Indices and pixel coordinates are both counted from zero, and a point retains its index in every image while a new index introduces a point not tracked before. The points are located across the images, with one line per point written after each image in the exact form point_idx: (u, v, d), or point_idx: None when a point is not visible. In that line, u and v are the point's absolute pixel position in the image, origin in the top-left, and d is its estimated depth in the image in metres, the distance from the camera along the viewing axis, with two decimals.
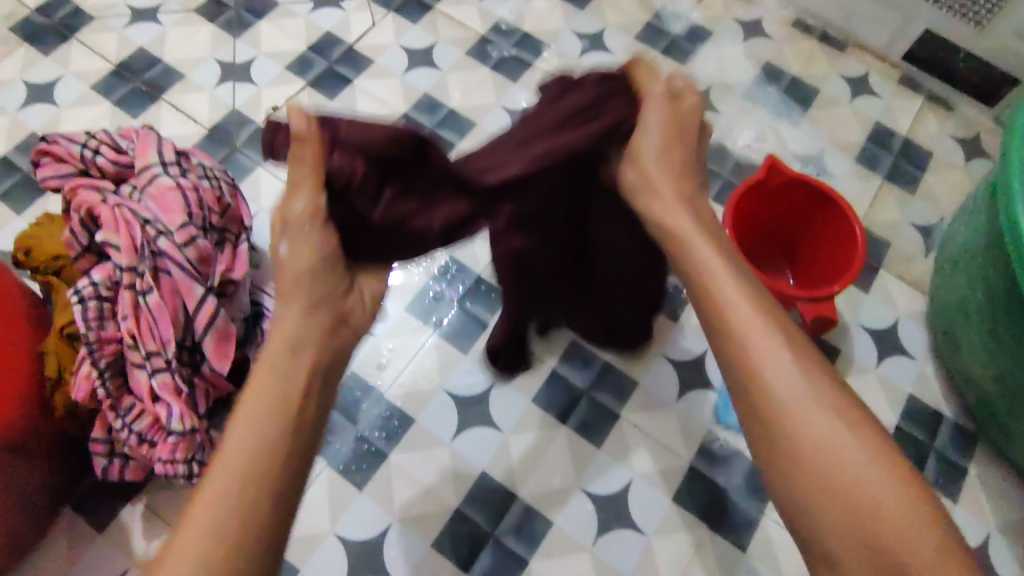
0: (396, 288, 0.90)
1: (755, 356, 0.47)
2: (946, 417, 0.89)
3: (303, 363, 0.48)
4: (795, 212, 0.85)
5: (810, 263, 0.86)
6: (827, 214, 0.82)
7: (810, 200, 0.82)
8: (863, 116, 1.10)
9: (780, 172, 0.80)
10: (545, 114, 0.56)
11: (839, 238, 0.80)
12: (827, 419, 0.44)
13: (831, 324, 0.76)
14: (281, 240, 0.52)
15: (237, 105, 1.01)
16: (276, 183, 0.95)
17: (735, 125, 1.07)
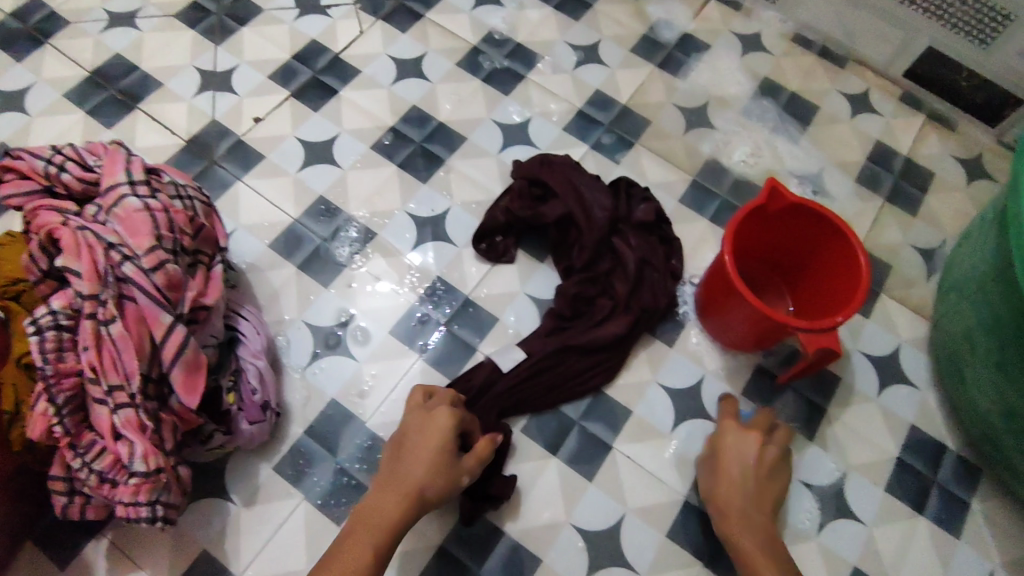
0: (380, 309, 0.86)
1: (726, 483, 0.74)
2: (948, 449, 0.86)
3: (433, 462, 0.69)
4: (797, 236, 0.82)
5: (811, 289, 0.83)
6: (829, 240, 0.79)
7: (812, 226, 0.79)
8: (863, 134, 1.07)
9: (782, 196, 0.77)
10: (580, 348, 0.83)
11: (843, 266, 0.77)
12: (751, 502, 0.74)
13: (834, 356, 0.73)
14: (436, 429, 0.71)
15: (216, 116, 0.97)
16: (256, 198, 0.91)
17: (731, 139, 1.04)
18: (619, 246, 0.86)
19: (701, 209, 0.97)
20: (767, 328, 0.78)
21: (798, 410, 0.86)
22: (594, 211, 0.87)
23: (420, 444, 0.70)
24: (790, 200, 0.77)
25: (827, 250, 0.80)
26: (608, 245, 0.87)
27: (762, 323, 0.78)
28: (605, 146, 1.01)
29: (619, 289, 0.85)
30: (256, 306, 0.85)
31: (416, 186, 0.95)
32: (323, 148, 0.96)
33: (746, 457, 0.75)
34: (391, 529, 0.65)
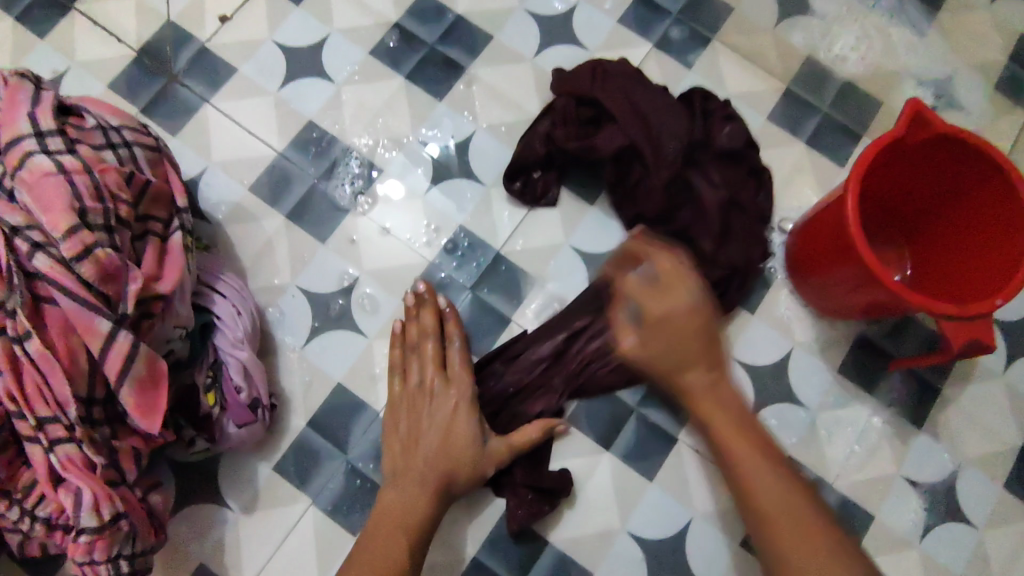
0: (391, 270, 0.69)
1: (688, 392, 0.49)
2: None
3: (443, 441, 0.60)
4: (936, 177, 0.61)
5: (941, 243, 0.64)
6: (985, 186, 0.58)
7: (962, 165, 0.59)
8: (1008, 23, 0.82)
9: (928, 124, 0.56)
10: None
11: (998, 223, 0.58)
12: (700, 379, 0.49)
13: (983, 347, 0.56)
14: (438, 394, 0.62)
15: (173, 16, 0.75)
16: (230, 128, 0.72)
17: (832, 26, 0.79)
18: (698, 187, 0.67)
19: (796, 129, 0.76)
20: (886, 302, 0.59)
21: (905, 392, 0.70)
22: (669, 139, 0.67)
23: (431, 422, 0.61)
24: (944, 128, 0.56)
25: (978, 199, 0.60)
26: (682, 186, 0.67)
27: (876, 297, 0.60)
28: (674, 43, 0.77)
29: (696, 244, 0.66)
30: (238, 268, 0.69)
31: (429, 105, 0.74)
32: (310, 55, 0.75)
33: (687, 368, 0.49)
34: (422, 524, 0.57)
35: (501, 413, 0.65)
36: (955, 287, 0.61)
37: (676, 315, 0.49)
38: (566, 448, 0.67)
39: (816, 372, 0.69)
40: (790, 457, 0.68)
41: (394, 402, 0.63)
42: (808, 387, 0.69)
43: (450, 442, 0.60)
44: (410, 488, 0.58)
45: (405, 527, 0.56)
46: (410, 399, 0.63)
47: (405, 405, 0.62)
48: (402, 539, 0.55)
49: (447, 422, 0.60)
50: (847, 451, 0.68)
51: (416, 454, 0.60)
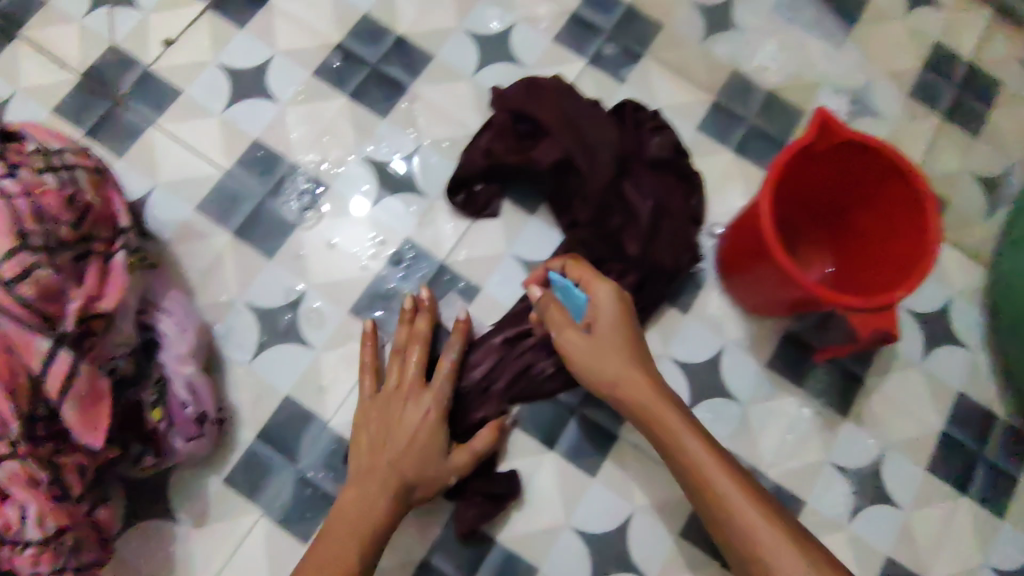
0: (337, 283, 0.71)
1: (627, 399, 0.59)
2: (998, 418, 0.76)
3: (409, 449, 0.61)
4: (850, 178, 0.66)
5: (858, 242, 0.68)
6: (891, 187, 0.63)
7: (869, 168, 0.63)
8: (920, 34, 0.87)
9: (833, 132, 0.60)
10: None
11: (903, 221, 0.62)
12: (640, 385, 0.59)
13: (888, 338, 0.62)
14: (411, 398, 0.64)
15: (118, 42, 0.77)
16: (175, 149, 0.74)
17: (754, 38, 0.84)
18: (629, 194, 0.70)
19: (724, 138, 0.80)
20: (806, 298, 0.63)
21: (831, 383, 0.74)
22: (601, 150, 0.70)
23: (404, 427, 0.62)
24: (848, 136, 0.60)
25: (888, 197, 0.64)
26: (614, 193, 0.70)
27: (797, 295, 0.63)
28: (607, 59, 0.81)
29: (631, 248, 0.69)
30: (185, 286, 0.70)
31: (372, 123, 0.77)
32: (254, 77, 0.77)
33: (634, 374, 0.59)
34: (375, 533, 0.59)
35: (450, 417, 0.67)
36: (868, 279, 0.65)
37: (605, 322, 0.60)
38: (515, 448, 0.69)
39: (747, 368, 0.73)
40: (725, 449, 0.71)
41: (366, 413, 0.64)
42: (741, 382, 0.73)
43: (415, 448, 0.61)
44: (372, 497, 0.60)
45: (357, 536, 0.58)
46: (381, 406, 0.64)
47: (377, 406, 0.64)
48: (353, 548, 0.57)
49: (414, 426, 0.62)
50: (778, 441, 0.72)
51: (379, 459, 0.61)
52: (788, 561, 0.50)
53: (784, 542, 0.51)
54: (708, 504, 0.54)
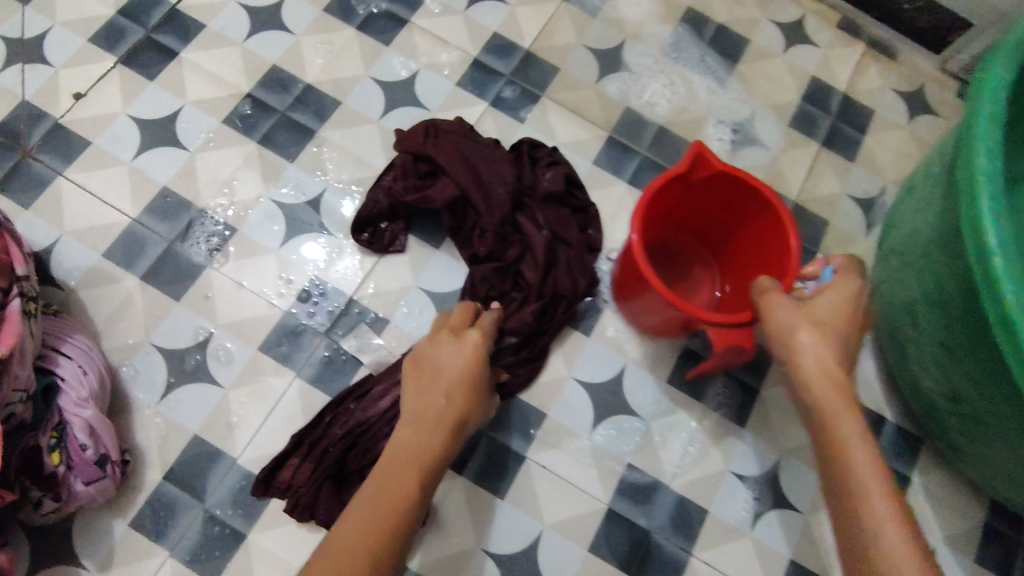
0: (246, 321, 0.73)
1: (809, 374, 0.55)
2: (887, 421, 0.81)
3: (442, 423, 0.57)
4: (720, 205, 0.71)
5: (737, 270, 0.74)
6: (760, 220, 0.69)
7: (742, 202, 0.69)
8: (798, 69, 0.95)
9: (707, 165, 0.66)
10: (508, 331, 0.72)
11: (770, 250, 0.68)
12: (819, 357, 0.55)
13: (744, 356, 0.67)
14: (438, 364, 0.60)
15: (28, 96, 0.79)
16: (84, 197, 0.75)
17: (641, 76, 0.91)
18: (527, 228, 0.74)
19: (619, 171, 0.85)
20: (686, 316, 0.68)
21: (729, 396, 0.78)
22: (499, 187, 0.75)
23: (445, 396, 0.59)
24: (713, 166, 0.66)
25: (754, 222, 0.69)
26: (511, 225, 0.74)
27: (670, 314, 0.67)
28: (507, 101, 0.87)
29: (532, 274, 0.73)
30: (92, 330, 0.71)
31: (281, 166, 0.80)
32: (164, 126, 0.79)
33: (827, 352, 0.55)
34: (400, 515, 0.52)
35: (357, 445, 0.67)
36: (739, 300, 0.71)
37: (832, 316, 0.57)
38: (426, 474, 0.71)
39: (648, 385, 0.77)
40: (629, 463, 0.74)
41: (437, 339, 0.62)
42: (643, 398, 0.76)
43: (442, 422, 0.58)
44: (437, 436, 0.56)
45: (389, 520, 0.51)
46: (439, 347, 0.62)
47: (417, 375, 0.61)
48: (379, 532, 0.50)
49: (434, 394, 0.59)
50: (681, 454, 0.75)
51: (418, 434, 0.57)
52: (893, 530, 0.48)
53: (893, 518, 0.48)
54: (830, 462, 0.53)
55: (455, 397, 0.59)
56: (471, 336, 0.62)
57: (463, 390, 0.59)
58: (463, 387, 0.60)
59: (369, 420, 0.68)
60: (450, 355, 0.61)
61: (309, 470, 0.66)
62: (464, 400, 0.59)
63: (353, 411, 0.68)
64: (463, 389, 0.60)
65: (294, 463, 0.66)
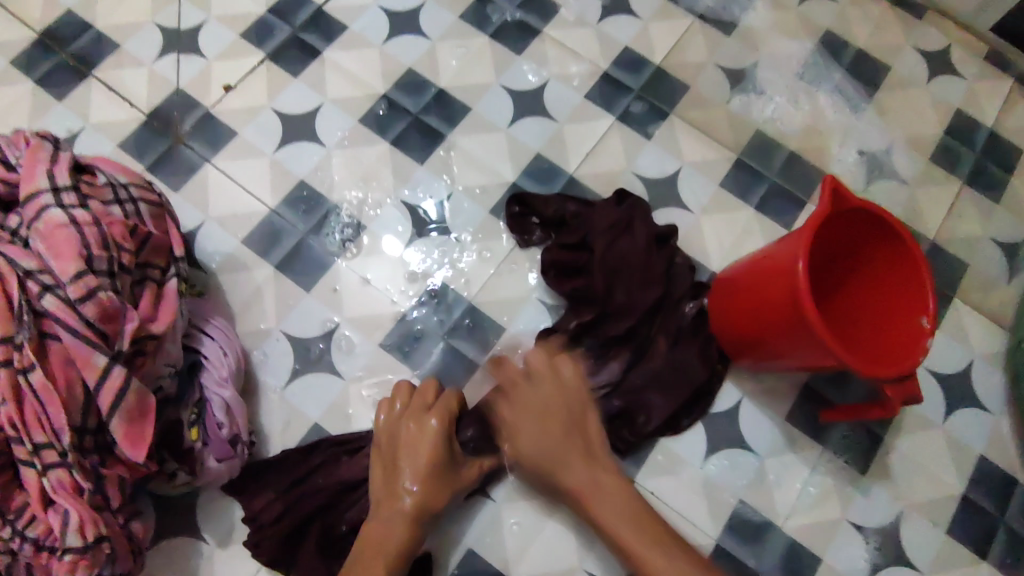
0: (369, 317, 0.75)
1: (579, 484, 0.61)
2: (1022, 484, 0.75)
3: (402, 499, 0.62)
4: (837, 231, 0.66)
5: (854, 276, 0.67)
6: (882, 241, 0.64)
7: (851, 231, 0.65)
8: (941, 101, 0.90)
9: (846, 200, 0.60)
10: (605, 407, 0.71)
11: (888, 257, 0.64)
12: (588, 473, 0.61)
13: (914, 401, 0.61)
14: (423, 417, 0.65)
15: (182, 84, 0.83)
16: (227, 185, 0.79)
17: (770, 97, 0.88)
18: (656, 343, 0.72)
19: (745, 196, 0.83)
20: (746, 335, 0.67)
21: (857, 441, 0.75)
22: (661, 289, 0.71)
23: (414, 450, 0.63)
24: (820, 209, 0.59)
25: (870, 233, 0.64)
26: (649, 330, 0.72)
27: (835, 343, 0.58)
28: (634, 117, 0.86)
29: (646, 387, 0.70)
30: (227, 313, 0.74)
31: (410, 168, 0.81)
32: (304, 122, 0.82)
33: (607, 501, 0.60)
34: None
35: (338, 503, 0.67)
36: (877, 319, 0.65)
37: (545, 402, 0.63)
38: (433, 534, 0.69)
39: (764, 422, 0.75)
40: (741, 499, 0.72)
41: (403, 419, 0.65)
42: (757, 433, 0.74)
43: (399, 510, 0.62)
44: (399, 528, 0.61)
45: None
46: (418, 445, 0.63)
47: (390, 441, 0.65)
48: None
49: (400, 462, 0.63)
50: (793, 499, 0.73)
51: (397, 495, 0.62)
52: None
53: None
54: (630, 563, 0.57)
55: (436, 452, 0.63)
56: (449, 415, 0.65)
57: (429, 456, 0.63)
58: (438, 455, 0.63)
59: (356, 481, 0.67)
60: (411, 419, 0.65)
61: (276, 517, 0.66)
62: (438, 463, 0.63)
63: (343, 465, 0.68)
64: (437, 449, 0.63)
65: (269, 497, 0.67)
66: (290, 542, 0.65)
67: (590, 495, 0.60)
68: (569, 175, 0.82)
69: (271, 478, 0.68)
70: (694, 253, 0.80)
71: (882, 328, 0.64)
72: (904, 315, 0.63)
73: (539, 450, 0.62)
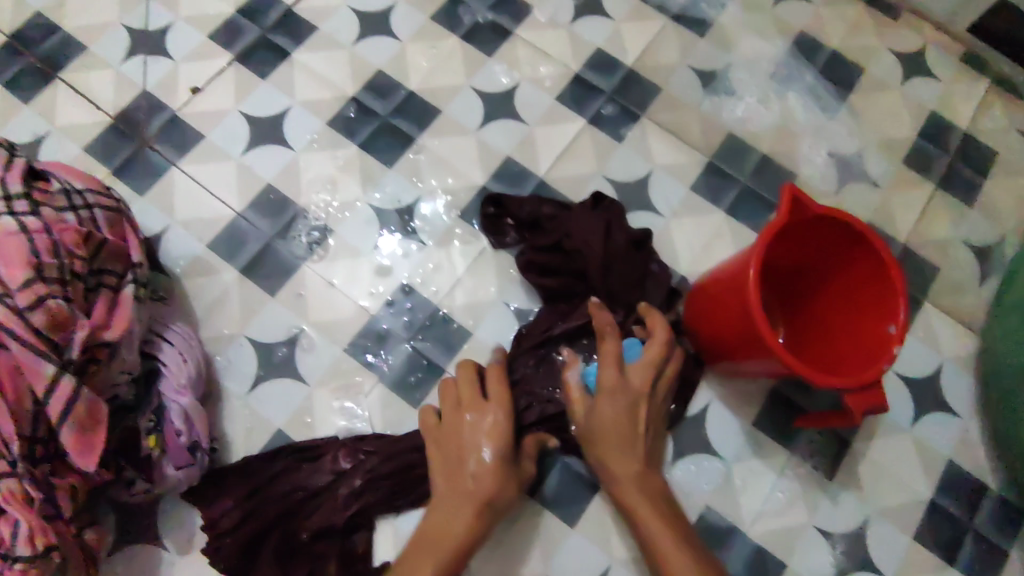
0: (335, 322, 0.75)
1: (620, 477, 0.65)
2: (990, 489, 0.75)
3: (479, 495, 0.62)
4: (814, 241, 0.65)
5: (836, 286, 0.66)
6: (856, 247, 0.63)
7: (825, 240, 0.65)
8: (915, 104, 0.90)
9: (806, 207, 0.60)
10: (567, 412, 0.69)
11: (862, 261, 0.63)
12: (627, 460, 0.65)
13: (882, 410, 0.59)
14: (474, 413, 0.65)
15: (149, 87, 0.82)
16: (193, 188, 0.78)
17: (743, 99, 0.88)
18: None
19: (716, 199, 0.83)
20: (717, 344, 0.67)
21: (825, 446, 0.74)
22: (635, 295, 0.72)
23: (470, 442, 0.63)
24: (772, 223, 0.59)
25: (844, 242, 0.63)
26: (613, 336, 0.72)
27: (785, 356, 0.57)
28: (606, 119, 0.85)
29: None
30: (191, 318, 0.74)
31: (378, 171, 0.81)
32: (272, 124, 0.82)
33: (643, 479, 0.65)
34: None
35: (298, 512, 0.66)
36: (855, 328, 0.64)
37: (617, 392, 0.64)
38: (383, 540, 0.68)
39: (731, 428, 0.74)
40: (707, 505, 0.72)
41: (468, 407, 0.65)
42: (724, 439, 0.74)
43: (455, 509, 0.61)
44: (461, 520, 0.61)
45: None
46: (474, 449, 0.63)
47: (450, 433, 0.65)
48: None
49: (466, 454, 0.63)
50: (760, 504, 0.72)
51: (461, 486, 0.62)
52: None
53: (670, 541, 0.61)
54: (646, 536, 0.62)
55: (500, 444, 0.63)
56: (504, 407, 0.65)
57: (495, 446, 0.63)
58: (496, 446, 0.63)
59: (319, 489, 0.67)
60: (470, 410, 0.65)
61: (235, 523, 0.65)
62: (506, 455, 0.64)
63: (304, 475, 0.67)
64: (495, 446, 0.63)
65: (227, 507, 0.66)
66: (247, 551, 0.65)
67: (634, 486, 0.64)
68: (539, 178, 0.82)
69: (223, 485, 0.67)
70: (664, 257, 0.80)
71: (859, 334, 0.63)
72: (878, 320, 0.62)
73: (613, 420, 0.64)
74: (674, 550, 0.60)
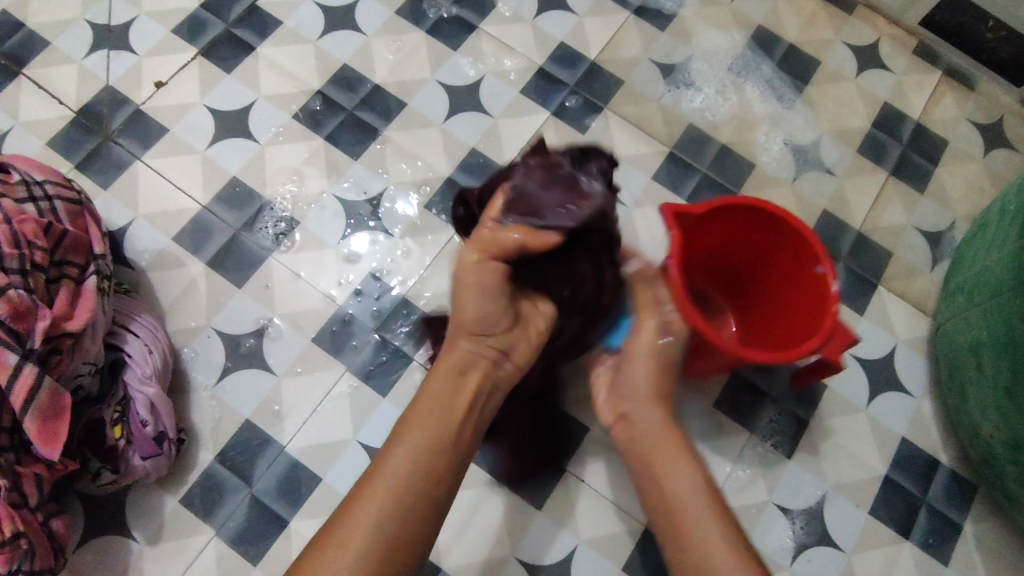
0: (303, 313, 0.75)
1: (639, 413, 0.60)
2: (942, 464, 0.78)
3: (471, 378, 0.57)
4: (724, 233, 0.68)
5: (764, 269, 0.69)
6: (761, 225, 0.66)
7: (734, 230, 0.68)
8: (869, 95, 0.93)
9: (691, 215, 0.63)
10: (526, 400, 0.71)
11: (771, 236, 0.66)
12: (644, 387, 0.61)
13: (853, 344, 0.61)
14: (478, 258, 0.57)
15: (112, 81, 0.82)
16: (158, 182, 0.78)
17: (703, 91, 0.90)
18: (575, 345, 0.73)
19: (677, 188, 0.85)
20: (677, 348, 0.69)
21: (784, 426, 0.77)
22: None
23: (470, 285, 0.57)
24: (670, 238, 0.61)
25: (749, 226, 0.67)
26: None
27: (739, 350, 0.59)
28: (569, 111, 0.87)
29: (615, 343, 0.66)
30: (157, 311, 0.74)
31: (344, 163, 0.81)
32: (236, 118, 0.82)
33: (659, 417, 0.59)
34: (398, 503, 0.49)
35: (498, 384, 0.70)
36: (793, 297, 0.66)
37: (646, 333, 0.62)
38: None
39: (692, 410, 0.76)
40: None
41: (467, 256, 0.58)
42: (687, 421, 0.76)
43: (450, 364, 0.57)
44: (451, 382, 0.55)
45: (409, 492, 0.49)
46: (467, 298, 0.58)
47: (460, 282, 0.58)
48: (390, 515, 0.48)
49: (464, 306, 0.57)
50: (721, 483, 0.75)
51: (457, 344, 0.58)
52: (728, 563, 0.48)
53: (692, 482, 0.54)
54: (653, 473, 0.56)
55: (496, 287, 0.57)
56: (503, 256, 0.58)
57: (487, 298, 0.57)
58: (494, 292, 0.57)
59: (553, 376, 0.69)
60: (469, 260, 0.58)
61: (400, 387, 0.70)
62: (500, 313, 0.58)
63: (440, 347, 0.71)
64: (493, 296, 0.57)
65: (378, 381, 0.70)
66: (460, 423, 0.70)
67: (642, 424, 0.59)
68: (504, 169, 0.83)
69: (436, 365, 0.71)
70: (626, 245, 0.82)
71: (798, 300, 0.66)
72: (807, 281, 0.64)
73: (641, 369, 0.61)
74: (681, 490, 0.53)
